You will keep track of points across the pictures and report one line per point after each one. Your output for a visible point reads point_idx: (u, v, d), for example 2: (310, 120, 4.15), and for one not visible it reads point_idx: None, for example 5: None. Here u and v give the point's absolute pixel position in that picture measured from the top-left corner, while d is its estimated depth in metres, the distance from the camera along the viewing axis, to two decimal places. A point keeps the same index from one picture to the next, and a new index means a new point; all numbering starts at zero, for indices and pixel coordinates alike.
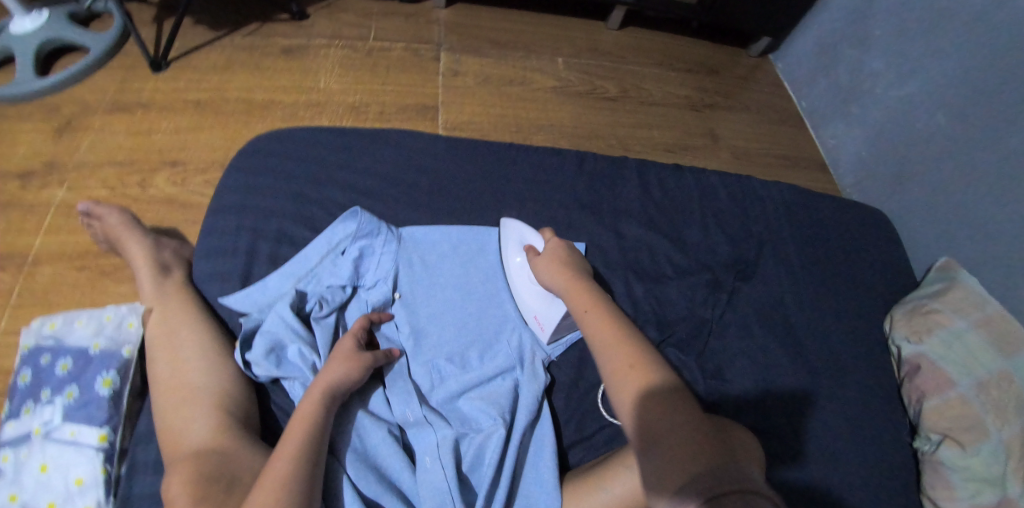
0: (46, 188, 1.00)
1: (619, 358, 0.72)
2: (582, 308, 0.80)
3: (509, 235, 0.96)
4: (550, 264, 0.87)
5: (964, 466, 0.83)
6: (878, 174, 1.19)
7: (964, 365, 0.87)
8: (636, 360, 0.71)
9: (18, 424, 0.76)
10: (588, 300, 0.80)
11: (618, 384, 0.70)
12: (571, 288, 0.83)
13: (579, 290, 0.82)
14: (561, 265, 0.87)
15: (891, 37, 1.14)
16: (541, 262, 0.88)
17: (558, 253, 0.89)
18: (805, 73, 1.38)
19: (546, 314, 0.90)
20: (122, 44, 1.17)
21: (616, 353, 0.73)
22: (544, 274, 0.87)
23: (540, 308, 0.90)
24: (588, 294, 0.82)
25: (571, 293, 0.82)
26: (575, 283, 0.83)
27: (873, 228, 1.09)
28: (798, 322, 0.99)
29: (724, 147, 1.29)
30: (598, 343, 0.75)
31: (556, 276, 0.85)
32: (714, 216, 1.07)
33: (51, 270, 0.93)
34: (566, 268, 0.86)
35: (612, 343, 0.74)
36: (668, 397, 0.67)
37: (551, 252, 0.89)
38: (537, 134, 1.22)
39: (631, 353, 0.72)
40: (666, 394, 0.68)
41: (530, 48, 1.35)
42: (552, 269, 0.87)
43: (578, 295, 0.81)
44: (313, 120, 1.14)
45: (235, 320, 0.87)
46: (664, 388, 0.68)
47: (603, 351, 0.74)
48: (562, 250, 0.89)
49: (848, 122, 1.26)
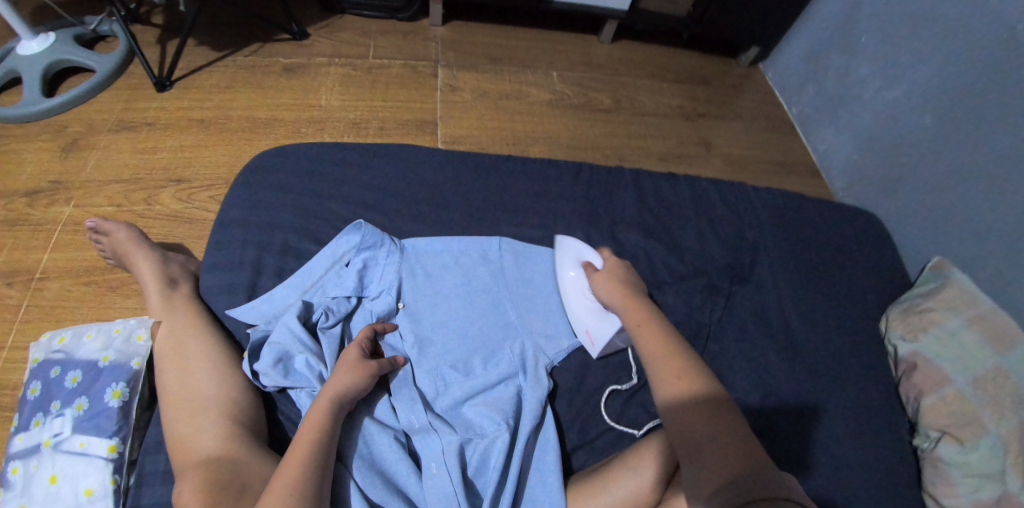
0: (53, 205, 1.02)
1: (671, 373, 0.71)
2: (635, 320, 0.78)
3: (566, 251, 0.97)
4: (607, 281, 0.87)
5: (963, 462, 0.84)
6: (868, 179, 1.22)
7: (960, 362, 0.88)
8: (688, 375, 0.70)
9: (27, 436, 0.77)
10: (641, 313, 0.79)
11: (667, 398, 0.70)
12: (625, 302, 0.82)
13: (633, 304, 0.81)
14: (617, 281, 0.87)
15: (877, 46, 1.18)
16: (598, 277, 0.89)
17: (614, 270, 0.89)
18: (795, 81, 1.41)
19: (598, 330, 0.91)
20: (127, 65, 1.19)
21: (668, 366, 0.71)
22: (600, 289, 0.87)
23: (594, 323, 0.92)
24: (642, 307, 0.80)
25: (625, 306, 0.82)
26: (630, 297, 0.83)
27: (864, 231, 1.11)
28: (795, 323, 1.00)
29: (718, 156, 1.32)
30: (650, 356, 0.74)
31: (610, 291, 0.85)
32: (709, 222, 1.09)
33: (59, 286, 0.95)
34: (621, 284, 0.86)
35: (665, 356, 0.72)
36: (716, 413, 0.67)
37: (608, 269, 0.89)
38: (535, 146, 1.24)
39: (682, 367, 0.71)
40: (716, 409, 0.67)
41: (526, 63, 1.38)
42: (607, 285, 0.87)
43: (632, 308, 0.81)
44: (315, 136, 1.16)
45: (242, 331, 0.88)
46: (715, 404, 0.67)
47: (655, 364, 0.73)
48: (619, 268, 0.89)
49: (838, 130, 1.30)
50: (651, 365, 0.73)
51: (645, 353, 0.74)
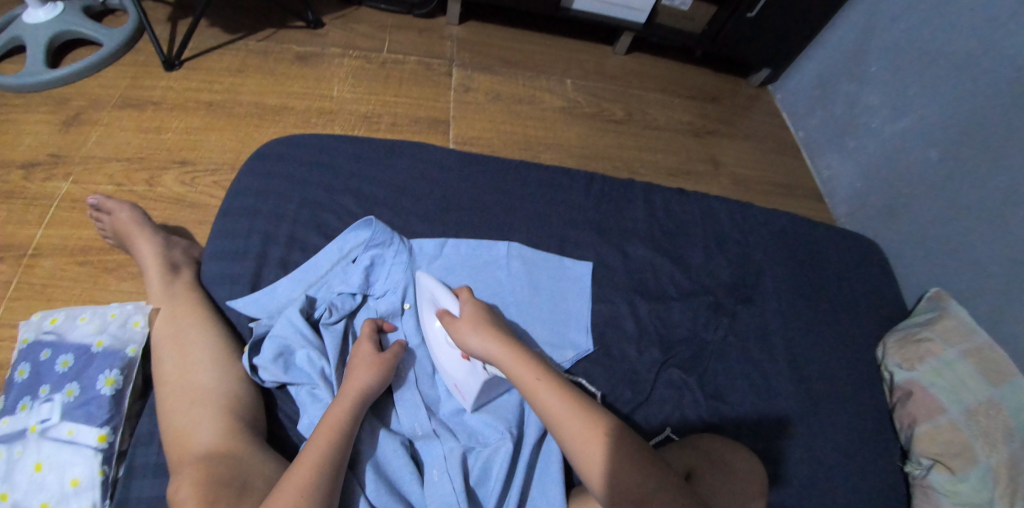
0: (50, 180, 0.98)
1: (585, 431, 0.72)
2: (528, 380, 0.76)
3: (424, 293, 0.90)
4: (475, 328, 0.81)
5: (953, 491, 0.85)
6: (871, 208, 1.23)
7: (955, 393, 0.89)
8: (607, 430, 0.73)
9: (12, 420, 0.74)
10: (531, 369, 0.77)
11: (594, 458, 0.71)
12: (507, 356, 0.78)
13: (515, 357, 0.78)
14: (488, 329, 0.81)
15: (885, 78, 1.20)
16: (463, 326, 0.82)
17: (479, 314, 0.83)
18: (803, 105, 1.43)
19: (466, 384, 0.84)
20: (136, 41, 1.16)
21: (582, 426, 0.72)
22: (469, 339, 0.80)
23: (461, 377, 0.84)
24: (527, 361, 0.77)
25: (509, 361, 0.77)
26: (509, 349, 0.78)
27: (867, 258, 1.12)
28: (798, 345, 1.01)
29: (724, 175, 1.33)
30: (561, 418, 0.73)
31: (486, 342, 0.79)
32: (717, 240, 1.09)
33: (51, 263, 0.91)
34: (494, 332, 0.80)
35: (575, 416, 0.73)
36: (642, 462, 0.70)
37: (469, 314, 0.83)
38: (546, 153, 1.24)
39: (599, 425, 0.73)
40: (641, 459, 0.71)
41: (539, 69, 1.37)
42: (478, 333, 0.80)
43: (518, 364, 0.77)
44: (326, 128, 1.14)
45: (244, 323, 0.86)
46: (639, 454, 0.71)
47: (568, 427, 0.73)
48: (482, 312, 0.83)
49: (843, 157, 1.31)
50: (562, 427, 0.73)
51: (554, 415, 0.73)
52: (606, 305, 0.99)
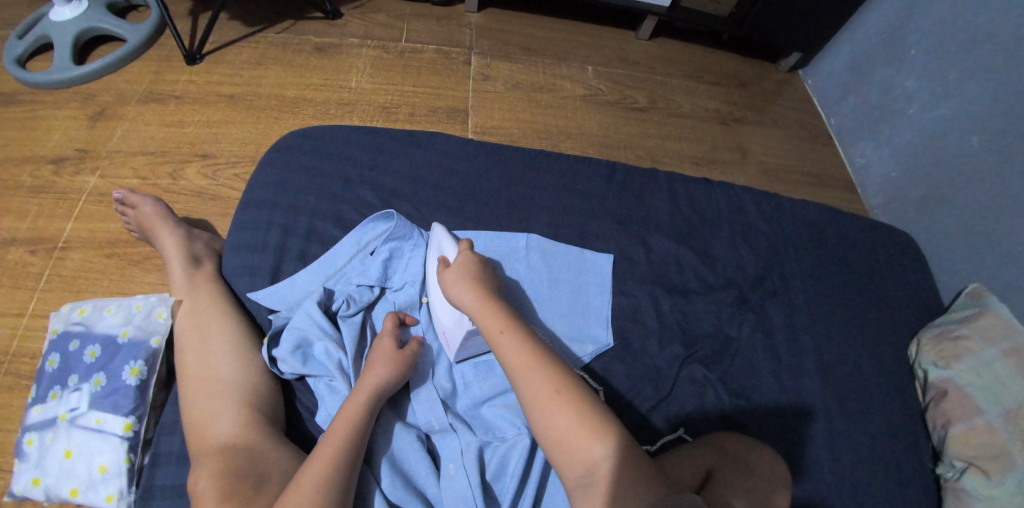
0: (79, 175, 1.01)
1: (537, 386, 0.70)
2: (495, 331, 0.76)
3: (431, 243, 0.91)
4: (459, 280, 0.82)
5: (987, 495, 0.82)
6: (906, 198, 1.18)
7: (992, 394, 0.85)
8: (559, 386, 0.70)
9: (44, 408, 0.77)
10: (500, 321, 0.77)
11: (538, 411, 0.69)
12: (481, 307, 0.79)
13: (489, 311, 0.78)
14: (470, 281, 0.82)
15: (925, 60, 1.14)
16: (451, 277, 0.83)
17: (467, 267, 0.83)
18: (837, 90, 1.37)
19: (453, 331, 0.85)
20: (159, 35, 1.18)
21: (535, 380, 0.71)
22: (452, 291, 0.82)
23: (448, 324, 0.85)
24: (500, 313, 0.77)
25: (482, 313, 0.78)
26: (485, 301, 0.79)
27: (901, 250, 1.08)
28: (825, 341, 0.97)
29: (752, 163, 1.28)
30: (517, 370, 0.72)
31: (465, 293, 0.81)
32: (742, 231, 1.06)
33: (81, 256, 0.94)
34: (475, 285, 0.81)
35: (531, 369, 0.72)
36: (591, 420, 0.68)
37: (460, 265, 0.84)
38: (566, 142, 1.22)
39: (555, 380, 0.71)
40: (591, 417, 0.69)
41: (560, 55, 1.35)
42: (459, 285, 0.81)
43: (488, 316, 0.77)
44: (345, 119, 1.14)
45: (264, 316, 0.87)
46: (590, 413, 0.69)
47: (522, 379, 0.72)
48: (473, 264, 0.84)
49: (878, 144, 1.26)
50: (516, 378, 0.72)
51: (511, 367, 0.73)
52: (626, 299, 0.97)
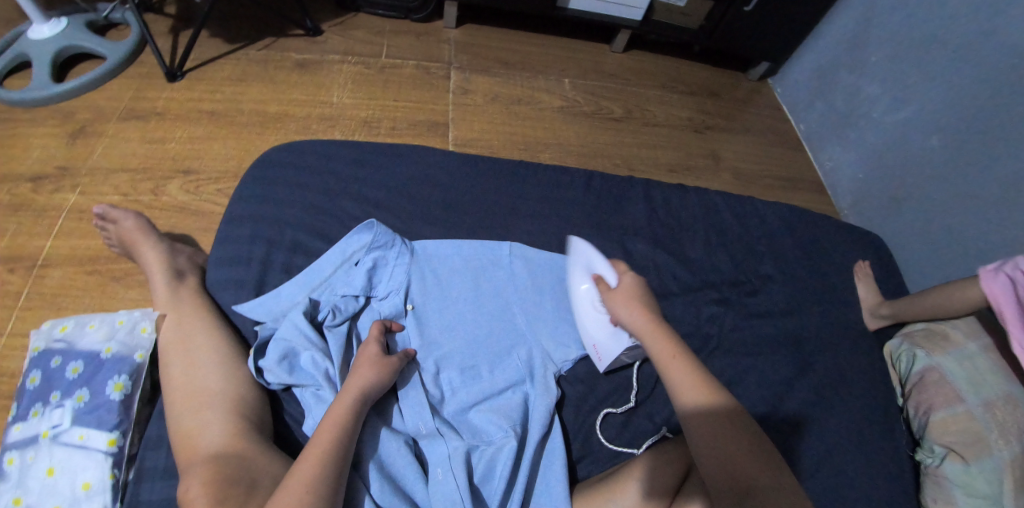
0: (57, 192, 1.00)
1: (709, 416, 0.66)
2: (667, 354, 0.71)
3: (579, 258, 0.92)
4: (627, 299, 0.78)
5: (967, 482, 0.83)
6: (872, 200, 1.23)
7: (972, 383, 0.88)
8: (733, 419, 0.66)
9: (25, 426, 0.76)
10: (670, 344, 0.72)
11: (716, 443, 0.64)
12: (653, 329, 0.74)
13: (659, 333, 0.74)
14: (640, 302, 0.78)
15: (886, 68, 1.19)
16: (616, 297, 0.79)
17: (635, 289, 0.80)
18: (804, 99, 1.42)
19: (606, 345, 0.89)
20: (139, 53, 1.18)
21: (707, 410, 0.66)
22: (619, 310, 0.78)
23: (602, 338, 0.89)
24: (670, 336, 0.73)
25: (650, 335, 0.74)
26: (656, 322, 0.75)
27: (869, 250, 1.12)
28: (803, 338, 1.00)
29: (726, 169, 1.32)
30: (685, 399, 0.68)
31: (634, 314, 0.76)
32: (718, 234, 1.10)
33: (60, 273, 0.93)
34: (646, 306, 0.77)
35: (702, 398, 0.67)
36: (759, 456, 0.64)
37: (626, 287, 0.80)
38: (546, 152, 1.25)
39: (726, 412, 0.66)
40: (757, 453, 0.64)
41: (538, 69, 1.38)
42: (629, 306, 0.77)
43: (658, 338, 0.73)
44: (326, 133, 1.16)
45: (248, 327, 0.87)
46: (756, 449, 0.64)
47: (690, 407, 0.67)
48: (640, 288, 0.80)
49: (845, 149, 1.31)
50: (683, 406, 0.68)
51: (681, 393, 0.68)
52: None
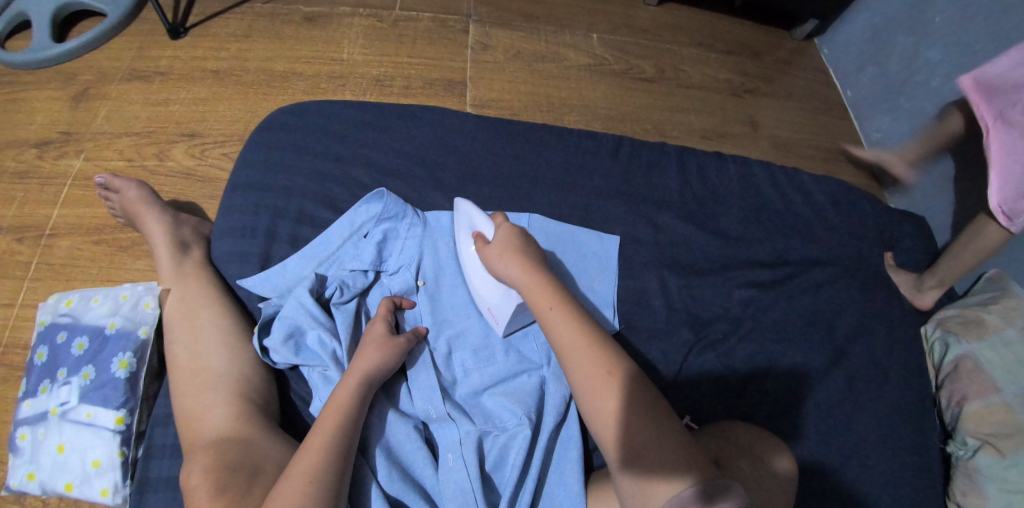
0: (63, 158, 0.98)
1: (586, 365, 0.69)
2: (545, 305, 0.73)
3: (460, 220, 0.88)
4: (503, 255, 0.78)
5: (999, 476, 0.79)
6: (924, 176, 1.12)
7: (1009, 373, 0.82)
8: (611, 366, 0.68)
9: (35, 403, 0.76)
10: (551, 296, 0.74)
11: (589, 387, 0.68)
12: (530, 280, 0.76)
13: (539, 286, 0.75)
14: (515, 253, 0.78)
15: (950, 28, 1.05)
16: (493, 252, 0.80)
17: (510, 240, 0.80)
18: (855, 61, 1.29)
19: (499, 306, 0.84)
20: (140, 9, 1.13)
21: (584, 359, 0.69)
22: (498, 267, 0.79)
23: (494, 299, 0.84)
24: (549, 288, 0.75)
25: (530, 288, 0.75)
26: (532, 274, 0.76)
27: (918, 231, 1.03)
28: (838, 324, 0.93)
29: (764, 137, 1.23)
30: (564, 349, 0.71)
31: (509, 267, 0.77)
32: (751, 210, 1.02)
33: (68, 243, 0.92)
34: (520, 256, 0.78)
35: (580, 349, 0.70)
36: (638, 402, 0.66)
37: (502, 239, 0.80)
38: (569, 115, 1.17)
39: (604, 361, 0.69)
40: (634, 398, 0.66)
41: (563, 22, 1.28)
42: (503, 258, 0.78)
43: (538, 291, 0.75)
44: (336, 93, 1.10)
45: (254, 303, 0.85)
46: (635, 394, 0.67)
47: (570, 356, 0.70)
48: (515, 237, 0.80)
49: (894, 118, 1.19)
50: (564, 356, 0.71)
51: (560, 342, 0.71)
52: (633, 281, 0.94)
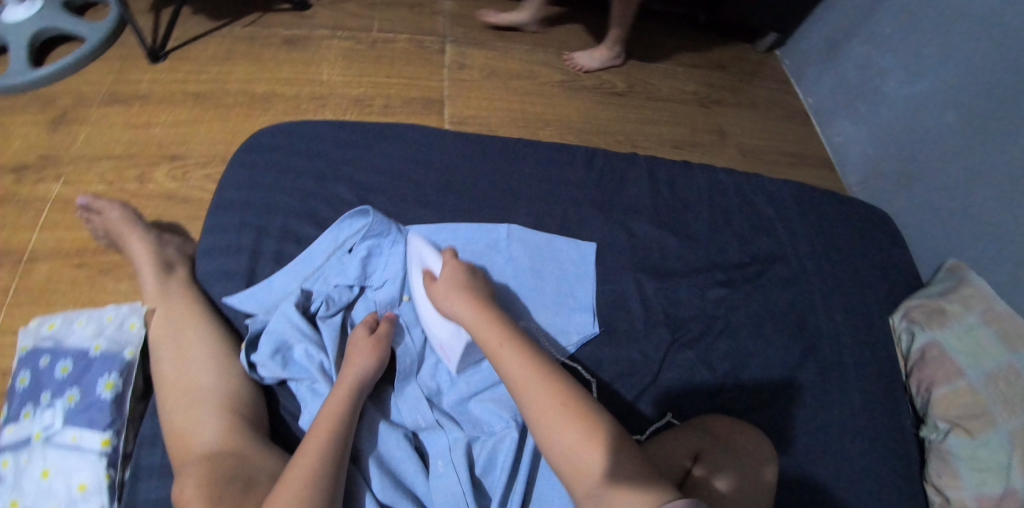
0: (42, 182, 0.99)
1: (543, 397, 0.68)
2: (492, 342, 0.74)
3: (410, 258, 0.89)
4: (449, 291, 0.80)
5: (971, 455, 0.83)
6: (884, 176, 1.18)
7: (973, 356, 0.87)
8: (563, 396, 0.68)
9: (16, 428, 0.75)
10: (499, 332, 0.74)
11: (545, 422, 0.67)
12: (476, 316, 0.77)
13: (485, 322, 0.76)
14: (461, 290, 0.80)
15: (900, 36, 1.14)
16: (439, 287, 0.81)
17: (456, 277, 0.82)
18: (814, 70, 1.37)
19: (451, 342, 0.83)
20: (119, 34, 1.16)
21: (540, 391, 0.68)
22: (444, 303, 0.80)
23: (445, 336, 0.83)
24: (496, 322, 0.76)
25: (477, 325, 0.76)
26: (479, 311, 0.77)
27: (880, 228, 1.08)
28: (810, 320, 0.97)
29: (731, 145, 1.28)
30: (519, 386, 0.70)
31: (457, 306, 0.79)
32: (722, 212, 1.06)
33: (48, 267, 0.92)
34: (467, 293, 0.79)
35: (535, 383, 0.69)
36: (596, 431, 0.65)
37: (448, 275, 0.82)
38: (545, 129, 1.20)
39: (560, 391, 0.68)
40: (595, 427, 0.66)
41: (537, 42, 1.33)
42: (450, 296, 0.80)
43: (486, 329, 0.75)
44: (317, 113, 1.12)
45: (240, 320, 0.85)
46: (595, 426, 0.66)
47: (524, 391, 0.69)
48: (461, 272, 0.82)
49: (855, 122, 1.26)
50: (518, 392, 0.70)
51: (511, 377, 0.71)
52: (611, 286, 0.97)
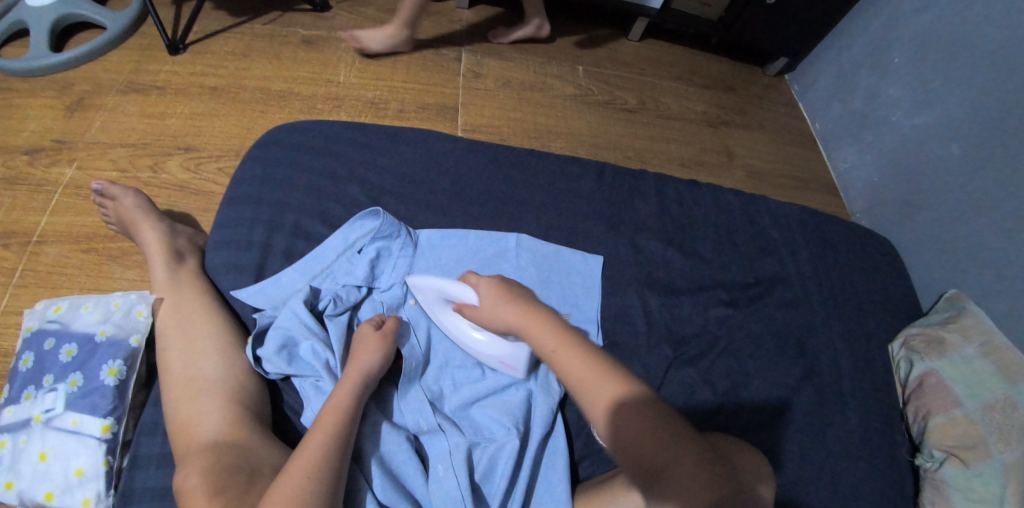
0: (54, 166, 0.99)
1: (602, 395, 0.68)
2: (549, 346, 0.73)
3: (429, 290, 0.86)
4: (494, 302, 0.78)
5: (965, 486, 0.83)
6: (888, 205, 1.20)
7: (970, 387, 0.88)
8: (625, 396, 0.67)
9: (17, 409, 0.75)
10: (553, 336, 0.73)
11: (609, 425, 0.66)
12: (529, 322, 0.75)
13: (539, 326, 0.74)
14: (507, 297, 0.78)
15: (909, 68, 1.17)
16: (484, 311, 0.78)
17: (496, 290, 0.79)
18: (822, 98, 1.39)
19: (512, 356, 0.82)
20: (139, 24, 1.16)
21: (598, 389, 0.68)
22: (490, 315, 0.78)
23: (504, 352, 0.82)
24: (549, 327, 0.74)
25: (530, 330, 0.75)
26: (531, 316, 0.75)
27: (883, 255, 1.10)
28: (810, 342, 0.98)
29: (738, 167, 1.30)
30: (578, 384, 0.69)
31: (506, 312, 0.77)
32: (728, 232, 1.07)
33: (56, 251, 0.92)
34: (514, 299, 0.77)
35: (594, 380, 0.69)
36: (662, 430, 0.64)
37: (486, 293, 0.79)
38: (556, 141, 1.22)
39: (619, 391, 0.68)
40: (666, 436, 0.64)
41: (551, 55, 1.35)
42: (497, 308, 0.77)
43: (540, 333, 0.74)
44: (331, 114, 1.13)
45: (248, 314, 0.85)
46: (661, 426, 0.65)
47: (587, 392, 0.69)
48: (499, 285, 0.79)
49: (861, 150, 1.28)
50: (581, 393, 0.69)
51: (572, 380, 0.70)
52: (616, 299, 0.97)
